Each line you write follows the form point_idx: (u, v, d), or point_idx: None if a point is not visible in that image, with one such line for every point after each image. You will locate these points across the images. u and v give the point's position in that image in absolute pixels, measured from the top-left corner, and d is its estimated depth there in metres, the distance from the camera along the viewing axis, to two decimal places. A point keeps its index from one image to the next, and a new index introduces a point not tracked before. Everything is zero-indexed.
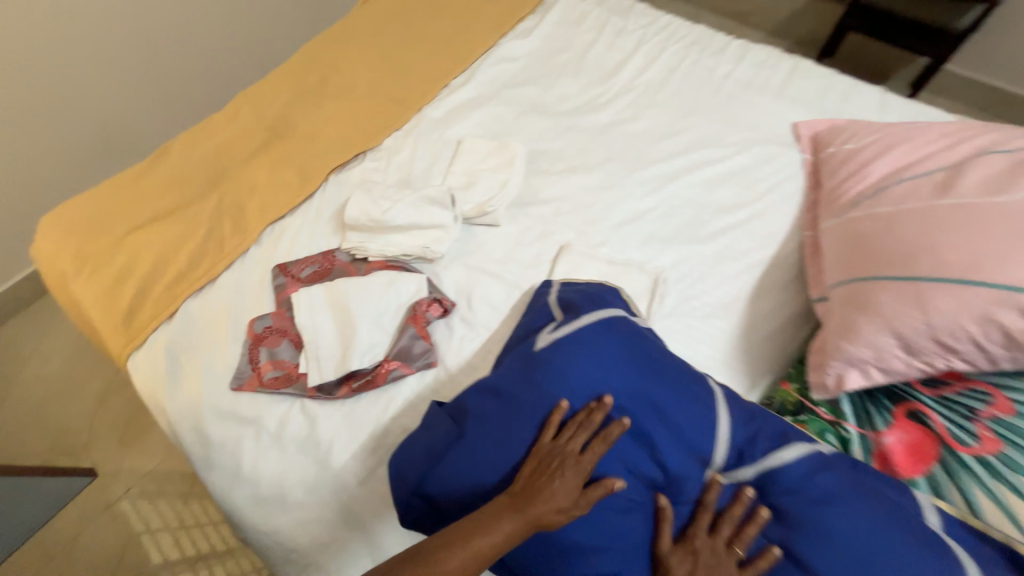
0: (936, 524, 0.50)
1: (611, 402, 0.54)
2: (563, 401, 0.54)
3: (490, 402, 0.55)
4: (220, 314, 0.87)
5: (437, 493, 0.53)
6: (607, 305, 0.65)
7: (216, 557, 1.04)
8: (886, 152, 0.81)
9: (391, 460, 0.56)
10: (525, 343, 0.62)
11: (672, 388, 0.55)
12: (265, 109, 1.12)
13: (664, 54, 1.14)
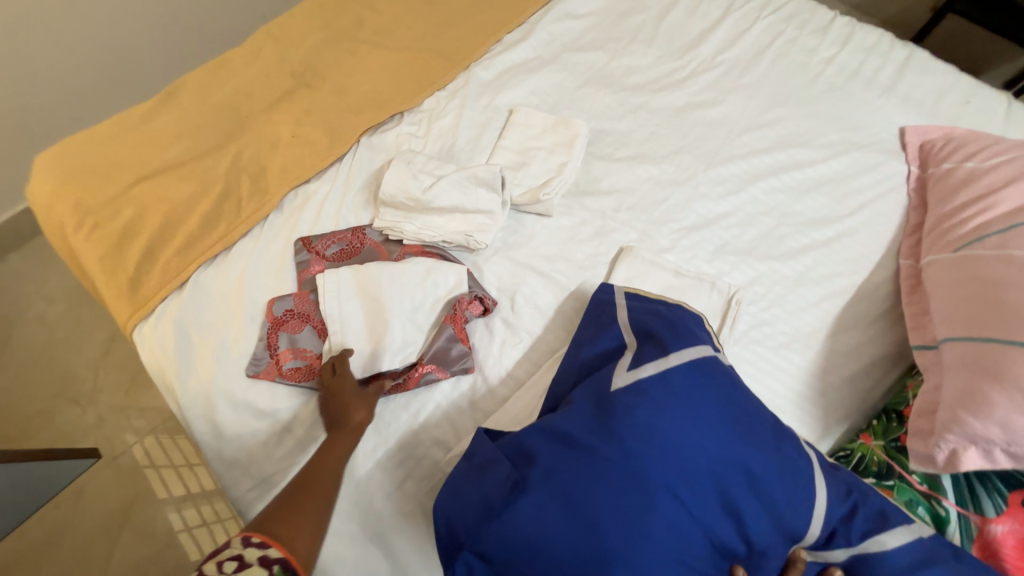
0: None
1: (703, 467, 0.47)
2: (649, 462, 0.46)
3: (562, 451, 0.49)
4: (235, 289, 0.78)
5: (495, 555, 0.46)
6: (696, 342, 0.56)
7: (203, 497, 1.02)
8: (1023, 178, 0.68)
9: (443, 504, 0.50)
10: (598, 376, 0.55)
11: (770, 456, 0.48)
12: (291, 50, 0.97)
13: (756, 26, 0.98)
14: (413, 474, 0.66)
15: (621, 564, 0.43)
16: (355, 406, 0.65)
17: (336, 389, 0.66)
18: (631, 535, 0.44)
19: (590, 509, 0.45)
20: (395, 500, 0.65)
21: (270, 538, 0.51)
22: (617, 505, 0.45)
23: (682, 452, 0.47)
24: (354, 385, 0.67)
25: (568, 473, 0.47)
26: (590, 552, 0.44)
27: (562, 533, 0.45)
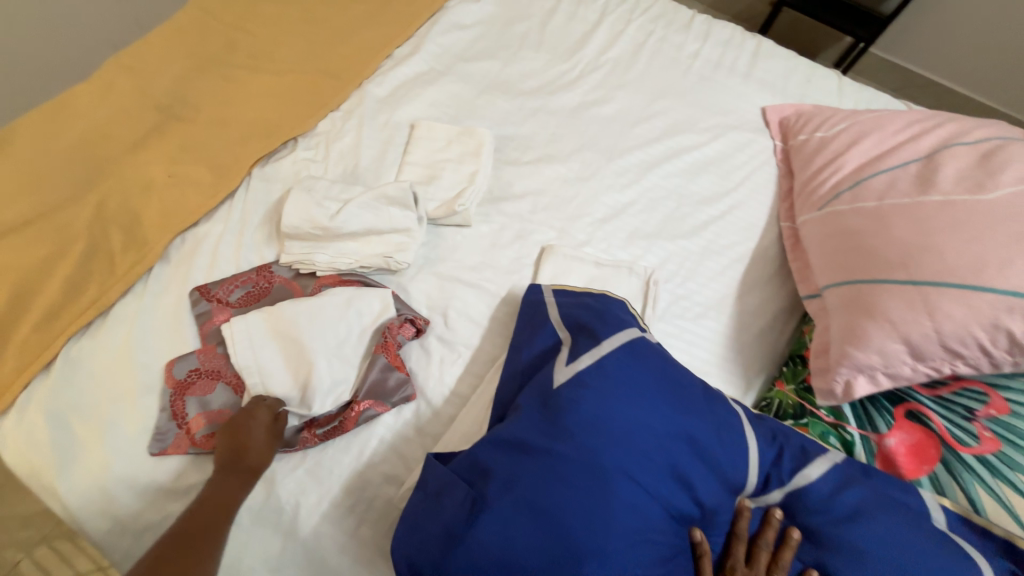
0: (941, 521, 0.52)
1: (651, 443, 0.49)
2: (600, 449, 0.47)
3: (517, 458, 0.48)
4: (121, 358, 0.67)
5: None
6: (625, 326, 0.59)
7: None
8: (858, 142, 0.81)
9: (404, 543, 0.48)
10: (541, 376, 0.56)
11: (706, 419, 0.52)
12: (153, 82, 0.87)
13: (630, 27, 1.06)
14: (366, 518, 0.62)
15: (592, 559, 0.43)
16: (257, 448, 0.60)
17: (243, 426, 0.60)
18: (597, 527, 0.44)
19: (554, 511, 0.45)
20: (350, 551, 0.60)
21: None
22: (579, 501, 0.45)
23: (632, 434, 0.49)
24: (264, 423, 0.61)
25: (526, 479, 0.47)
26: (560, 554, 0.44)
27: (528, 543, 0.44)
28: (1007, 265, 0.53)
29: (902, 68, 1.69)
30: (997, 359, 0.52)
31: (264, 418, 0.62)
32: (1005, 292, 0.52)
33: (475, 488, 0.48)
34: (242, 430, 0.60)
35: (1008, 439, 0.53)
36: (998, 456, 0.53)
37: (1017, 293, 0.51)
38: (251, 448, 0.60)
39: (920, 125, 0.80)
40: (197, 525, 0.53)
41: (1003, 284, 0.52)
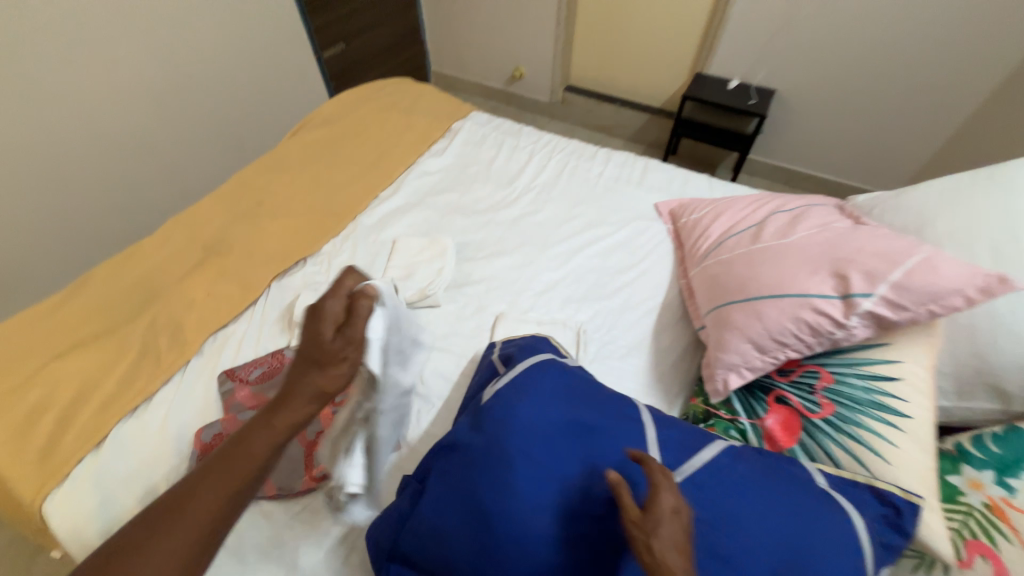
0: (824, 483, 0.63)
1: (547, 430, 0.64)
2: (500, 438, 0.62)
3: (450, 457, 0.65)
4: (159, 433, 0.83)
5: (410, 550, 0.61)
6: (537, 350, 0.81)
7: None
8: (718, 218, 1.11)
9: (370, 533, 0.67)
10: (477, 399, 0.74)
11: (595, 409, 0.68)
12: (201, 230, 1.18)
13: (552, 161, 1.46)
14: (357, 546, 0.73)
15: (506, 518, 0.57)
16: (322, 375, 0.61)
17: (316, 344, 0.62)
18: (503, 496, 0.59)
19: (473, 487, 0.60)
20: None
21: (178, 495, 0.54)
22: (488, 479, 0.60)
23: (528, 427, 0.63)
24: (328, 345, 0.61)
25: (456, 469, 0.63)
26: (475, 522, 0.58)
27: (455, 515, 0.60)
28: (798, 278, 0.76)
29: (782, 167, 2.16)
30: (810, 342, 0.73)
31: (330, 338, 0.62)
32: (797, 294, 0.74)
33: (422, 483, 0.68)
34: (314, 347, 0.62)
35: (839, 401, 0.70)
36: (835, 416, 0.69)
37: (804, 294, 0.73)
38: (330, 370, 0.62)
39: (758, 203, 1.11)
40: (244, 444, 0.58)
41: (795, 290, 0.75)
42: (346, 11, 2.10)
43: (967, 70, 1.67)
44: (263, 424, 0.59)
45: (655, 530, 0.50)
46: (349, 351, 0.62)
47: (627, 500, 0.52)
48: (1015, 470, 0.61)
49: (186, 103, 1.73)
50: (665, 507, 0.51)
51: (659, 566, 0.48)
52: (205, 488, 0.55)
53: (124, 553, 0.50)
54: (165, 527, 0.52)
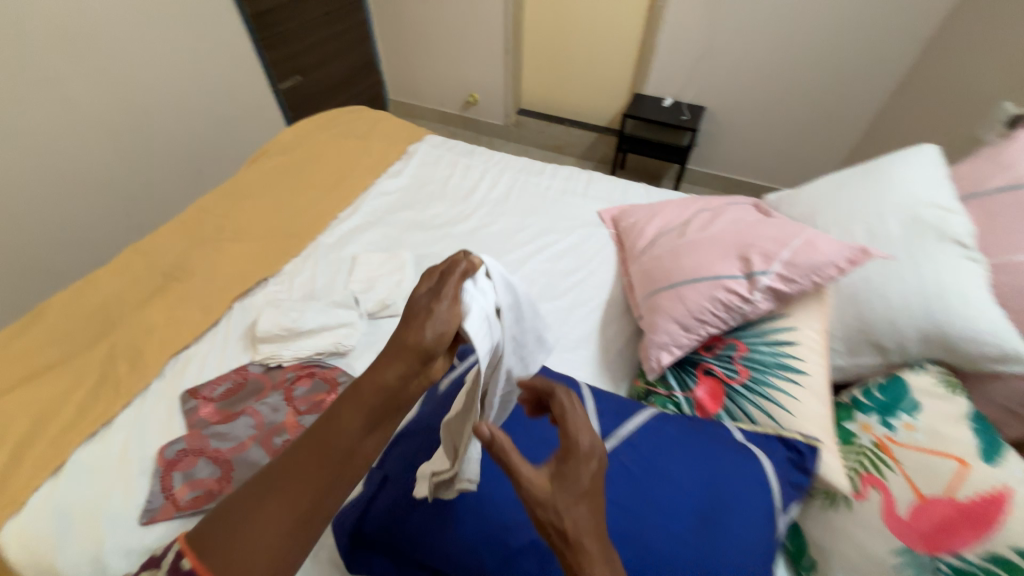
0: (742, 437, 0.72)
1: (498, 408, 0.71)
2: None
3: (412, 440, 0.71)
4: (121, 455, 0.84)
5: (375, 529, 0.65)
6: None
7: None
8: (652, 218, 1.23)
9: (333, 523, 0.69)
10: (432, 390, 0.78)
11: None
12: (159, 258, 1.20)
13: (504, 177, 1.55)
14: None
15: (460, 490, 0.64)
16: (417, 340, 0.55)
17: (414, 310, 0.57)
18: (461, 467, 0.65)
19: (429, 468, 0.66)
20: None
21: (250, 506, 0.49)
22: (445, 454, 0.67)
23: None
24: (427, 307, 0.57)
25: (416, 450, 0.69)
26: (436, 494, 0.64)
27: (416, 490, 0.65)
28: (712, 264, 0.88)
29: (718, 175, 2.35)
30: (725, 317, 0.84)
31: (426, 301, 0.58)
32: (711, 278, 0.86)
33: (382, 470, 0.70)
34: (409, 315, 0.57)
35: (753, 367, 0.80)
36: (751, 380, 0.79)
37: (716, 277, 0.85)
38: (430, 326, 0.55)
39: (686, 203, 1.24)
40: (316, 440, 0.52)
41: (709, 274, 0.86)
42: (301, 45, 2.17)
43: (866, 84, 1.87)
44: (347, 405, 0.53)
45: (568, 513, 0.47)
46: (439, 308, 0.56)
47: (539, 483, 0.49)
48: (893, 410, 0.72)
49: (140, 137, 1.75)
50: (576, 483, 0.49)
51: (575, 550, 0.46)
52: (280, 492, 0.50)
53: (216, 541, 0.48)
54: (254, 516, 0.49)
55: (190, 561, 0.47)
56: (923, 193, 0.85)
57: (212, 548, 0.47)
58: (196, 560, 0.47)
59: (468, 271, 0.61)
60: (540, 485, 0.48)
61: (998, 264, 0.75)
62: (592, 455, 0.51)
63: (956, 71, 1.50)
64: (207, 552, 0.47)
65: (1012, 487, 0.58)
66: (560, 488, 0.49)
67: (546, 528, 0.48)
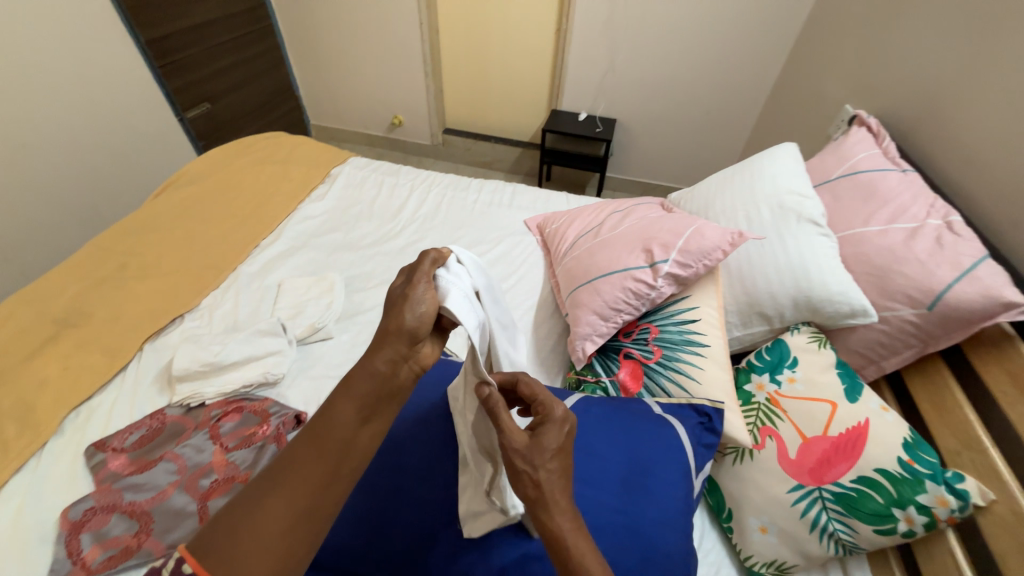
0: (659, 409, 0.80)
1: (435, 412, 0.73)
2: (393, 428, 0.71)
3: None
4: (11, 526, 0.74)
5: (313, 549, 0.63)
6: None
7: None
8: (572, 221, 1.31)
9: None
10: None
11: None
12: (49, 304, 1.09)
13: (431, 194, 1.59)
14: None
15: (399, 498, 0.65)
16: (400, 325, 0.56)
17: (392, 303, 0.59)
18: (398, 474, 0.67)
19: (367, 480, 0.67)
20: None
21: (250, 503, 0.47)
22: (380, 464, 0.68)
23: (415, 412, 0.73)
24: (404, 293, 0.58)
25: None
26: (376, 503, 0.64)
27: (353, 504, 0.65)
28: (622, 259, 0.97)
29: (634, 181, 2.55)
30: (637, 304, 0.92)
31: (403, 291, 0.59)
32: (622, 271, 0.95)
33: None
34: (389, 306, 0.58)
35: (664, 345, 0.88)
36: (663, 357, 0.87)
37: (625, 270, 0.94)
38: (409, 310, 0.57)
39: (601, 205, 1.34)
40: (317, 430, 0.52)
41: (620, 268, 0.95)
42: (207, 72, 2.08)
43: (746, 96, 2.14)
44: (342, 396, 0.54)
45: (541, 467, 0.53)
46: (417, 293, 0.58)
47: (517, 438, 0.53)
48: (779, 368, 0.84)
49: (20, 175, 1.59)
50: (552, 443, 0.54)
51: (542, 497, 0.52)
52: (288, 483, 0.49)
53: (216, 544, 0.45)
54: (256, 514, 0.46)
55: (193, 565, 0.43)
56: (785, 182, 1.00)
57: (211, 554, 0.44)
58: (198, 563, 0.43)
59: (439, 259, 0.62)
60: (520, 441, 0.53)
61: (844, 237, 0.90)
62: (567, 422, 0.56)
63: (809, 82, 1.77)
64: (207, 556, 0.44)
65: (871, 419, 0.71)
66: (536, 444, 0.54)
67: (521, 478, 0.53)
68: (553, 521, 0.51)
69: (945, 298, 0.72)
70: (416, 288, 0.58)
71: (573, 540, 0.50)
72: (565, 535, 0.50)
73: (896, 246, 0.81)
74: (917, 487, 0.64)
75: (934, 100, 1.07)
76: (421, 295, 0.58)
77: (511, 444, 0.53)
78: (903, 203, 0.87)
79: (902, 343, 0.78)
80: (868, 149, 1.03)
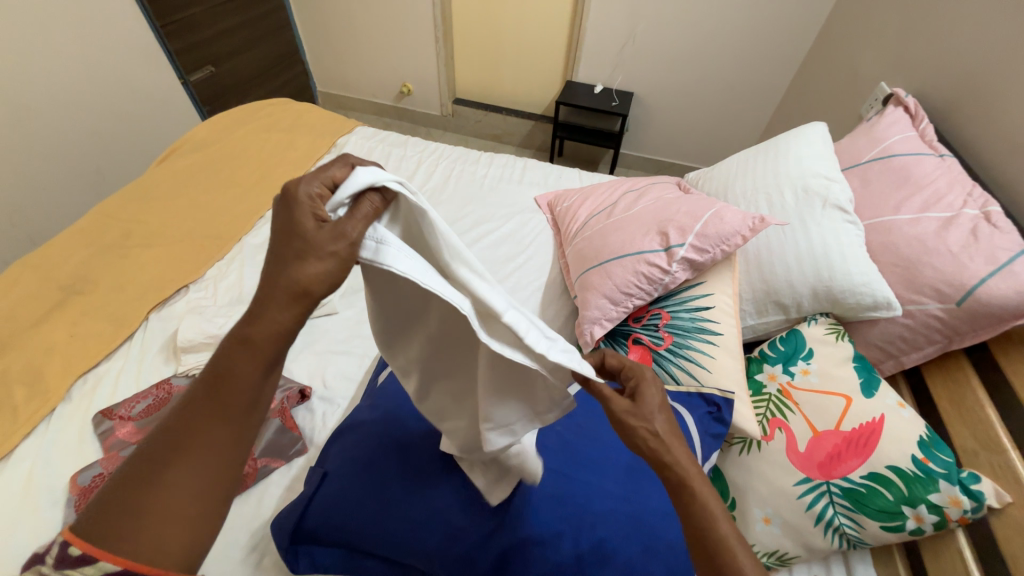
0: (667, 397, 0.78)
1: None
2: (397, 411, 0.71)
3: (351, 436, 0.71)
4: (22, 489, 0.76)
5: (314, 527, 0.64)
6: None
7: None
8: (584, 199, 1.26)
9: (273, 523, 0.66)
10: (376, 386, 0.80)
11: None
12: (55, 269, 1.08)
13: (439, 167, 1.54)
14: (269, 550, 0.73)
15: (401, 479, 0.64)
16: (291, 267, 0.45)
17: (289, 223, 0.46)
18: (401, 457, 0.66)
19: (369, 461, 0.66)
20: None
21: (147, 468, 0.42)
22: (382, 447, 0.67)
23: None
24: (312, 227, 0.46)
25: (357, 445, 0.68)
26: (378, 485, 0.64)
27: (353, 487, 0.64)
28: (636, 241, 0.94)
29: (649, 158, 2.46)
30: (648, 290, 0.90)
31: (309, 217, 0.46)
32: (635, 254, 0.91)
33: (324, 469, 0.69)
34: (292, 233, 0.46)
35: (675, 332, 0.86)
36: (674, 344, 0.85)
37: (638, 253, 0.91)
38: (292, 261, 0.45)
39: (615, 183, 1.28)
40: (223, 378, 0.45)
41: (632, 251, 0.92)
42: (210, 33, 1.99)
43: (773, 71, 2.03)
44: (240, 354, 0.45)
45: (654, 421, 0.52)
46: (313, 248, 0.45)
47: (624, 407, 0.53)
48: (793, 359, 0.82)
49: (20, 138, 1.56)
50: (655, 399, 0.54)
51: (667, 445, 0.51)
52: (183, 443, 0.43)
53: (106, 514, 0.40)
54: (151, 486, 0.41)
55: (82, 548, 0.39)
56: (812, 165, 0.94)
57: (106, 536, 0.39)
58: (89, 546, 0.39)
59: (369, 213, 0.48)
60: (624, 404, 0.53)
61: (871, 225, 0.86)
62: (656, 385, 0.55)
63: (842, 57, 1.67)
64: (102, 539, 0.39)
65: (887, 415, 0.69)
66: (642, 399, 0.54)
67: (636, 438, 0.52)
68: (680, 466, 0.51)
69: (976, 293, 0.68)
70: (307, 251, 0.45)
71: (699, 480, 0.50)
72: (692, 477, 0.50)
73: (928, 237, 0.77)
74: (930, 486, 0.63)
75: (978, 80, 1.00)
76: (313, 250, 0.45)
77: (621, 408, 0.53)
78: (939, 191, 0.82)
79: (925, 338, 0.75)
80: (903, 131, 0.97)
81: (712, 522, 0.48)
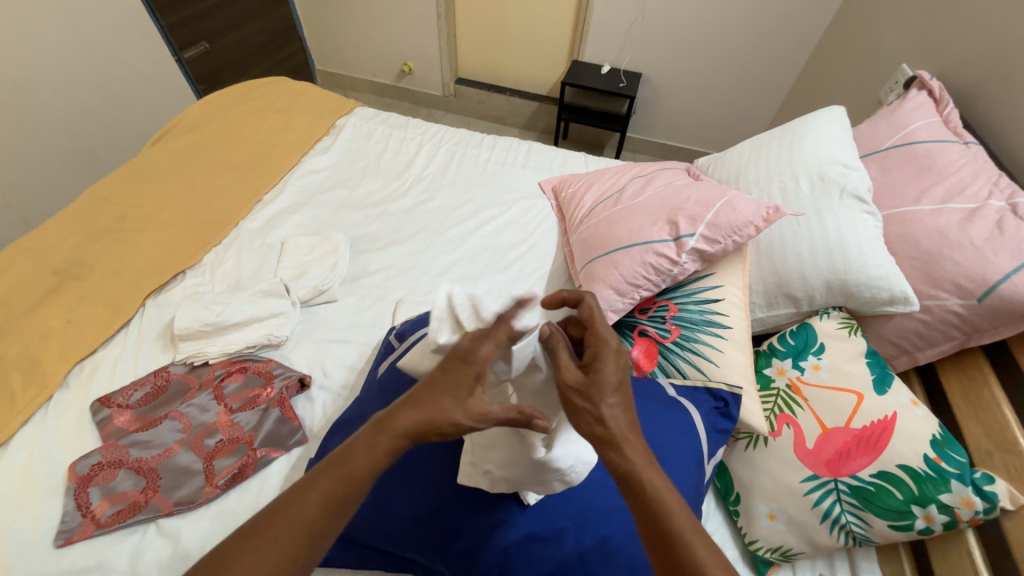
0: (673, 392, 0.77)
1: None
2: None
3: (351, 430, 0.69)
4: (21, 477, 0.75)
5: None
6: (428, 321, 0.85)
7: None
8: (591, 185, 1.22)
9: None
10: (376, 378, 0.79)
11: None
12: (49, 253, 1.06)
13: (441, 150, 1.50)
14: None
15: (403, 474, 0.63)
16: (429, 417, 0.47)
17: (453, 381, 0.49)
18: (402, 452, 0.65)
19: None
20: None
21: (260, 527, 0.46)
22: None
23: None
24: (467, 399, 0.48)
25: None
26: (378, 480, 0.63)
27: None
28: (644, 230, 0.91)
29: (656, 142, 2.40)
30: (656, 281, 0.87)
31: (472, 389, 0.49)
32: (643, 244, 0.89)
33: None
34: (450, 389, 0.48)
35: (682, 325, 0.84)
36: (681, 337, 0.83)
37: (646, 243, 0.88)
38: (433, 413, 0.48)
39: (622, 169, 1.24)
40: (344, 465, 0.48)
41: (639, 241, 0.89)
42: (203, 7, 1.92)
43: (788, 50, 1.96)
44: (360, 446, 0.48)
45: (601, 403, 0.49)
46: (455, 407, 0.48)
47: (573, 381, 0.51)
48: (803, 354, 0.80)
49: (11, 117, 1.52)
50: (609, 380, 0.50)
51: (610, 435, 0.48)
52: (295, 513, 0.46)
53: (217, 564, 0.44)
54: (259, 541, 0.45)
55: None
56: (829, 151, 0.90)
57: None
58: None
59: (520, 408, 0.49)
60: (573, 378, 0.51)
61: (890, 215, 0.83)
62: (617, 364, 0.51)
63: (863, 36, 1.59)
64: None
65: (899, 413, 0.68)
66: (593, 375, 0.50)
67: (580, 416, 0.50)
68: (625, 456, 0.48)
69: (999, 290, 0.66)
70: (449, 424, 0.47)
71: (646, 471, 0.47)
72: (639, 468, 0.47)
73: (949, 229, 0.74)
74: (941, 486, 0.61)
75: (1009, 62, 0.95)
76: (454, 419, 0.47)
77: (567, 379, 0.51)
78: (964, 180, 0.78)
79: (942, 334, 0.73)
80: (926, 117, 0.93)
81: (661, 502, 0.46)
